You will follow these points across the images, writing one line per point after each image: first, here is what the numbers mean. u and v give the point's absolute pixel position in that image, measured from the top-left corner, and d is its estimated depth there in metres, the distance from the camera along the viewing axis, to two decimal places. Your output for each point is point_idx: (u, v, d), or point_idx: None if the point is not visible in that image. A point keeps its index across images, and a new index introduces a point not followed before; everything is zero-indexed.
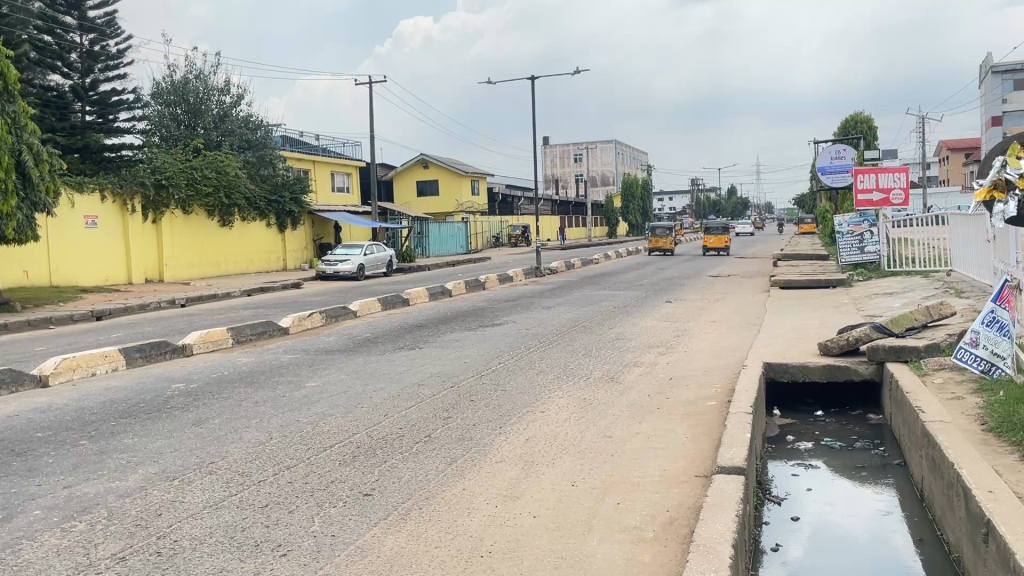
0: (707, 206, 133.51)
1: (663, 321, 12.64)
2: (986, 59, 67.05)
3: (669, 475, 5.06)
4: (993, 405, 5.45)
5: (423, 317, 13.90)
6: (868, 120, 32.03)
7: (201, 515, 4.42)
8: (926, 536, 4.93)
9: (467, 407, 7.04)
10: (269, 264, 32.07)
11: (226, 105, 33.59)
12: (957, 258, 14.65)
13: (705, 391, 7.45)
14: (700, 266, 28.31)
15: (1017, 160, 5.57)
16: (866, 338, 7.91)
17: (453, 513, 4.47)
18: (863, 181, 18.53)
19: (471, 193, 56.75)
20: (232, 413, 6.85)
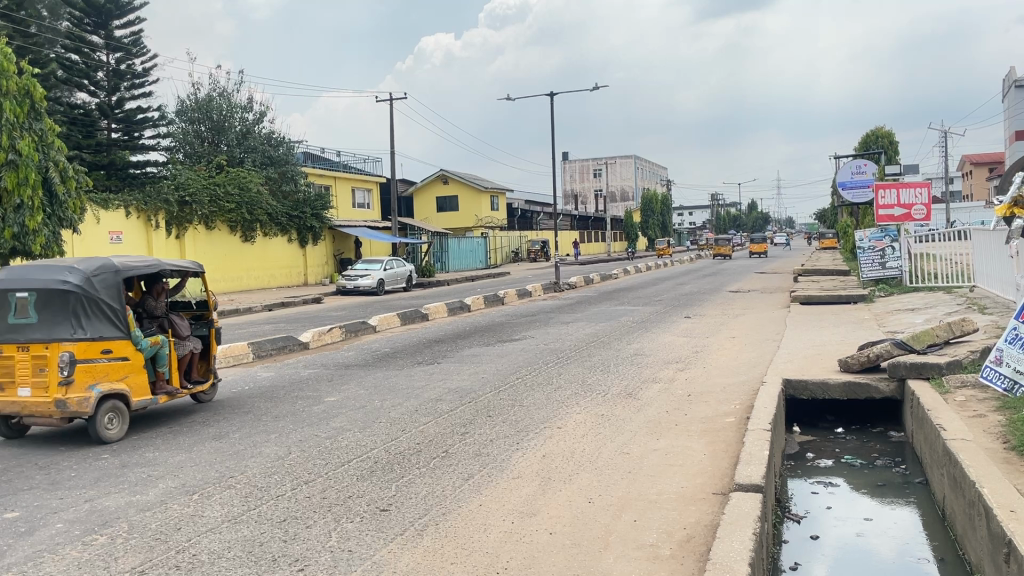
0: (727, 222, 133.19)
1: (681, 337, 12.59)
2: (1009, 72, 66.16)
3: (686, 493, 5.03)
4: (1015, 423, 5.41)
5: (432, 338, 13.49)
6: (889, 135, 31.83)
7: (220, 529, 4.46)
8: (948, 556, 4.87)
9: (485, 422, 7.06)
10: (290, 279, 32.29)
11: (249, 122, 33.98)
12: (980, 272, 14.51)
13: (724, 408, 7.42)
14: (721, 280, 28.15)
15: None
16: (887, 354, 7.83)
17: (470, 529, 4.48)
18: (884, 197, 18.42)
19: (490, 208, 56.86)
20: (250, 427, 6.92)
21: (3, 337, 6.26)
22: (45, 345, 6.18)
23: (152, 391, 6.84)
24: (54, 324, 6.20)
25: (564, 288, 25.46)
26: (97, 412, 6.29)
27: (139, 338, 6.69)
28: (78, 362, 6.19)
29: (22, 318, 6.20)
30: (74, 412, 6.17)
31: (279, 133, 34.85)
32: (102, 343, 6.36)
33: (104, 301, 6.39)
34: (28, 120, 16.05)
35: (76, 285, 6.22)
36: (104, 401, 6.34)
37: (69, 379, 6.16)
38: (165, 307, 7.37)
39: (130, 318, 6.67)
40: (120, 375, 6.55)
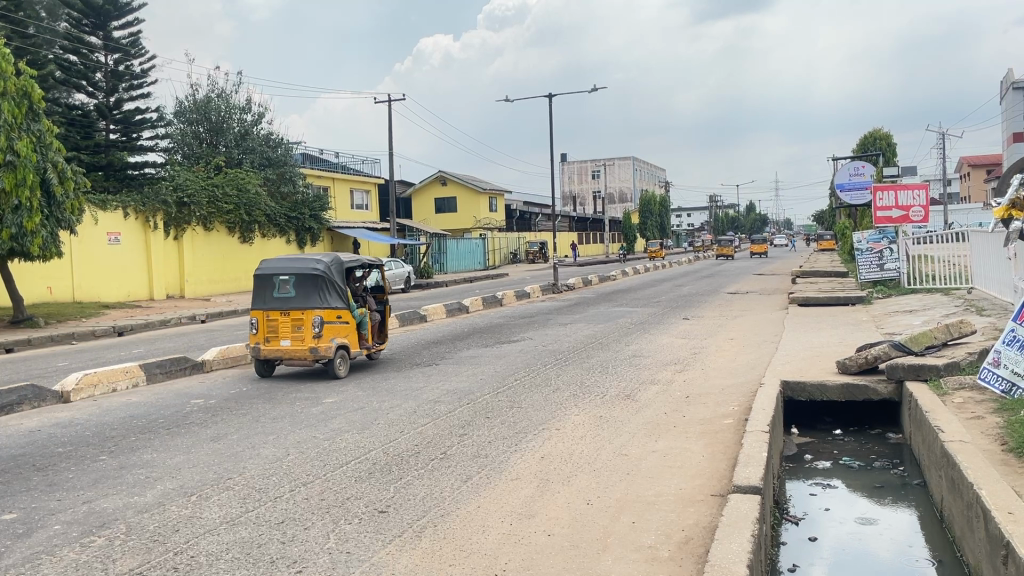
0: (725, 224, 133.32)
1: (679, 339, 12.60)
2: (1007, 75, 66.21)
3: (685, 494, 5.03)
4: (1013, 425, 5.41)
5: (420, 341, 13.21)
6: (887, 137, 31.88)
7: (218, 531, 4.46)
8: (946, 557, 4.88)
9: (483, 424, 7.06)
10: None
11: (248, 123, 33.97)
12: (977, 274, 14.52)
13: (722, 409, 7.42)
14: (719, 282, 28.17)
15: None
16: (885, 355, 7.83)
17: (468, 530, 4.48)
18: (882, 198, 18.44)
19: (488, 210, 56.89)
20: (248, 429, 6.91)
21: (271, 306, 9.29)
22: (302, 310, 9.20)
23: (362, 344, 9.80)
24: (307, 298, 9.17)
25: (562, 290, 25.47)
26: (334, 356, 9.24)
27: (353, 308, 9.61)
28: (324, 321, 9.16)
29: (285, 293, 9.20)
30: (320, 356, 9.16)
31: (278, 135, 34.83)
32: (336, 309, 9.34)
33: (336, 281, 9.32)
34: (26, 121, 16.06)
35: (324, 269, 9.11)
36: (338, 348, 9.30)
37: (318, 332, 9.13)
38: (364, 288, 10.32)
39: (348, 294, 9.61)
40: (344, 332, 9.52)
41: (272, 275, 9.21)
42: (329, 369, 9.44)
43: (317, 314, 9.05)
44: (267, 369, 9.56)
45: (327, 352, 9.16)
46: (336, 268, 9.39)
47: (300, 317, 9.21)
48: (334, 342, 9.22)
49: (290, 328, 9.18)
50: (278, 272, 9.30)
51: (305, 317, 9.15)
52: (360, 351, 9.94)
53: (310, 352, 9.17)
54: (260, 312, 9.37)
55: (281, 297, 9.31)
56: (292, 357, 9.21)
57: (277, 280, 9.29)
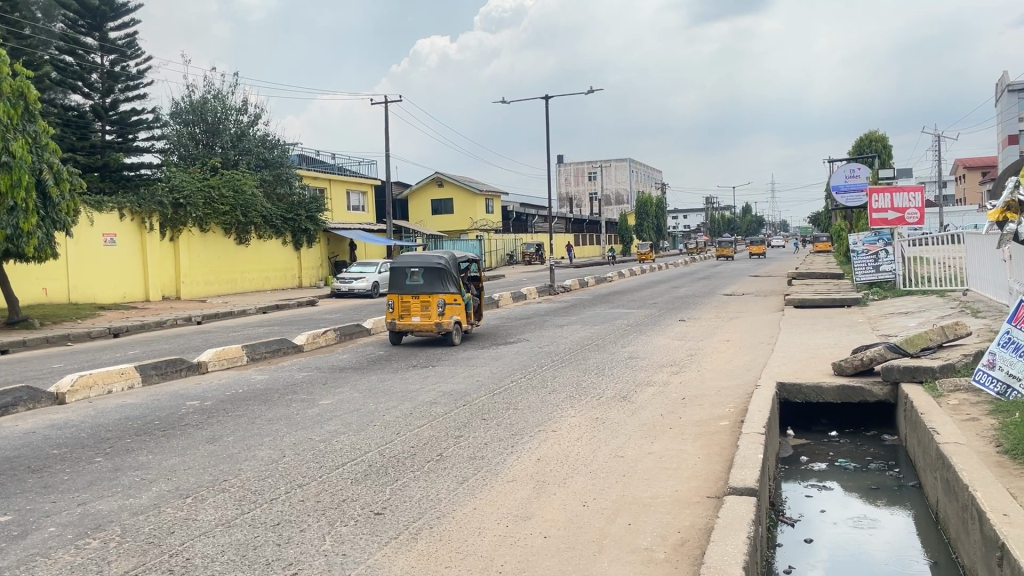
0: (721, 225, 133.53)
1: (676, 340, 12.62)
2: (1002, 77, 66.55)
3: (681, 496, 5.04)
4: (1008, 427, 5.43)
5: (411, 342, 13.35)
6: (882, 139, 31.99)
7: (213, 533, 4.44)
8: (941, 559, 4.89)
9: (479, 425, 7.06)
10: (284, 281, 32.26)
11: (244, 124, 33.93)
12: (972, 276, 14.57)
13: (718, 411, 7.42)
14: (715, 284, 28.23)
15: None
16: (881, 357, 7.85)
17: (464, 533, 4.48)
18: (877, 201, 18.51)
19: (484, 211, 56.92)
20: (244, 431, 6.90)
21: (403, 290, 12.18)
22: (428, 293, 12.14)
23: (468, 320, 12.76)
24: (434, 285, 12.15)
25: (558, 291, 25.49)
26: (453, 328, 12.19)
27: (464, 292, 12.56)
28: (446, 302, 12.12)
29: (416, 281, 12.13)
30: (444, 328, 12.13)
31: (274, 136, 34.80)
32: (452, 294, 12.27)
33: (453, 272, 12.29)
34: (21, 122, 16.03)
35: (446, 261, 12.10)
36: (455, 323, 12.23)
37: (442, 310, 12.07)
38: (468, 277, 13.31)
39: (459, 282, 12.52)
40: (457, 310, 12.46)
41: (405, 268, 12.14)
42: (447, 338, 12.43)
43: (441, 297, 11.99)
44: (398, 339, 12.55)
45: (449, 325, 12.13)
46: (452, 264, 12.36)
47: (426, 299, 12.13)
48: (453, 318, 12.17)
49: (420, 306, 12.11)
50: (409, 266, 12.22)
51: (433, 298, 12.11)
52: (467, 326, 12.92)
53: (435, 326, 12.10)
54: (394, 296, 12.26)
55: (411, 284, 12.23)
56: (421, 328, 12.18)
57: (408, 271, 12.20)
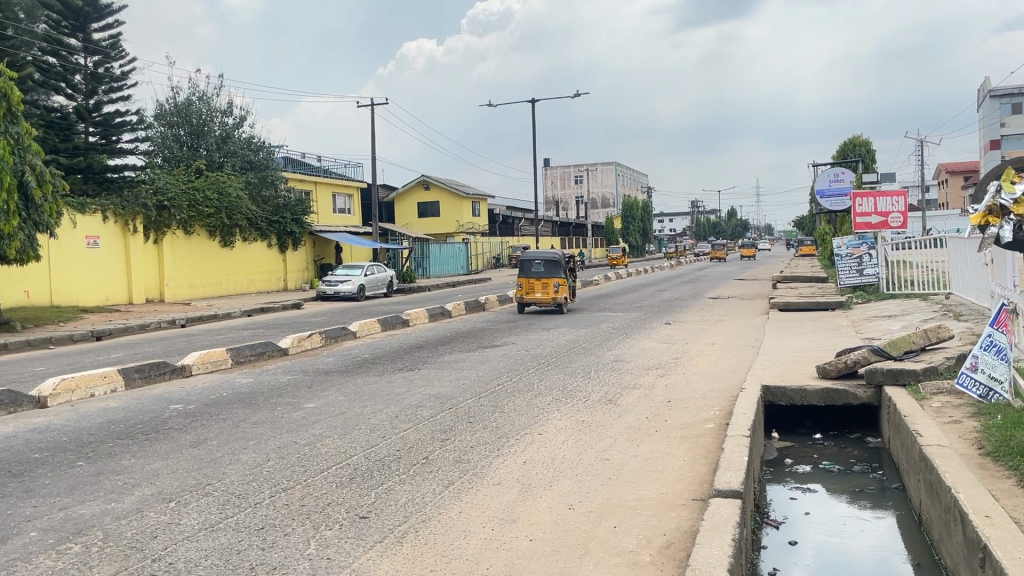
0: (706, 229, 134.31)
1: (661, 343, 12.66)
2: (984, 83, 67.29)
3: (666, 499, 5.05)
4: (989, 429, 5.49)
5: (513, 316, 18.40)
6: (866, 143, 32.21)
7: (197, 537, 4.42)
8: (924, 561, 4.91)
9: (465, 428, 7.05)
10: (269, 284, 32.11)
11: (229, 126, 33.73)
12: (955, 280, 14.68)
13: (703, 414, 7.44)
14: (700, 288, 28.35)
15: (1011, 185, 4.99)
16: (864, 360, 7.91)
17: (450, 536, 4.47)
18: (863, 205, 18.46)
19: (471, 214, 56.91)
20: (228, 434, 6.86)
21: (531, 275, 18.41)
22: (548, 277, 18.37)
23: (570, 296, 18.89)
24: (552, 271, 18.43)
25: None
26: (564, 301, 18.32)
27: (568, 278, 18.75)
28: (560, 283, 18.28)
29: (538, 269, 18.38)
30: (558, 300, 18.24)
31: (259, 138, 34.61)
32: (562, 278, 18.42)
33: (564, 264, 18.58)
34: (3, 123, 15.85)
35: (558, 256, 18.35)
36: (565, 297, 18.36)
37: (557, 287, 18.22)
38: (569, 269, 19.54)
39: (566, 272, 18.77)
40: (566, 290, 18.61)
41: (531, 261, 18.45)
42: (559, 308, 18.54)
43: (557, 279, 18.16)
44: (524, 308, 18.74)
45: (562, 299, 18.25)
46: (563, 259, 18.65)
47: (546, 282, 18.31)
48: (564, 294, 18.23)
49: (541, 285, 18.27)
50: (534, 259, 18.56)
51: (550, 280, 18.36)
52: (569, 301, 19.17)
53: (552, 299, 18.24)
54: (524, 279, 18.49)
55: (535, 272, 18.49)
56: (542, 299, 18.32)
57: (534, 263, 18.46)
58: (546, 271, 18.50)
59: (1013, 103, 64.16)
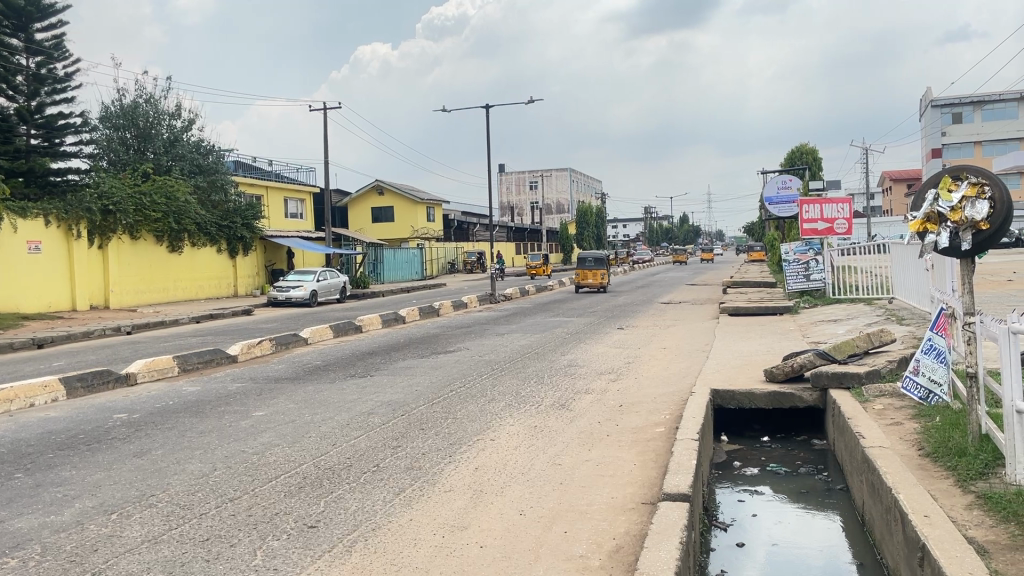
0: (659, 236, 135.84)
1: (614, 348, 12.77)
2: (926, 93, 69.29)
3: (615, 503, 5.08)
4: (929, 430, 5.64)
5: (468, 321, 18.42)
6: (812, 151, 32.96)
7: (139, 550, 4.31)
8: (867, 561, 5.02)
9: (417, 435, 7.01)
10: (218, 290, 31.58)
11: (177, 130, 32.99)
12: (897, 285, 15.05)
13: (654, 418, 7.52)
14: (653, 293, 28.63)
15: (949, 192, 5.10)
16: (811, 364, 8.04)
17: (399, 544, 4.43)
18: (808, 211, 18.97)
19: (425, 219, 56.73)
20: (174, 443, 6.72)
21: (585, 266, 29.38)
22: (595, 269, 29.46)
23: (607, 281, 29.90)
24: (599, 265, 29.80)
25: (498, 299, 25.48)
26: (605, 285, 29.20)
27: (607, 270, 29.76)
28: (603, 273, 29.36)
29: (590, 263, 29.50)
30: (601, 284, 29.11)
31: (208, 142, 33.95)
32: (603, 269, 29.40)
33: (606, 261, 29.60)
34: None
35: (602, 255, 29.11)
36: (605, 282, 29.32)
37: (602, 275, 29.37)
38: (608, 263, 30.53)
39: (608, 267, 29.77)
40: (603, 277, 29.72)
41: (586, 259, 29.49)
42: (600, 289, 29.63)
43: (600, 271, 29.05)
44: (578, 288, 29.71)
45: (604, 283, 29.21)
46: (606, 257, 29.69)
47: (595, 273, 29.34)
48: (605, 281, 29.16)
49: (592, 273, 29.59)
50: (587, 257, 29.63)
51: (598, 271, 29.50)
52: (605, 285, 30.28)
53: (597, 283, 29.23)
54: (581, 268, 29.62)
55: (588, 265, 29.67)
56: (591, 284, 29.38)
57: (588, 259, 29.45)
58: (594, 265, 29.85)
59: (953, 113, 66.15)
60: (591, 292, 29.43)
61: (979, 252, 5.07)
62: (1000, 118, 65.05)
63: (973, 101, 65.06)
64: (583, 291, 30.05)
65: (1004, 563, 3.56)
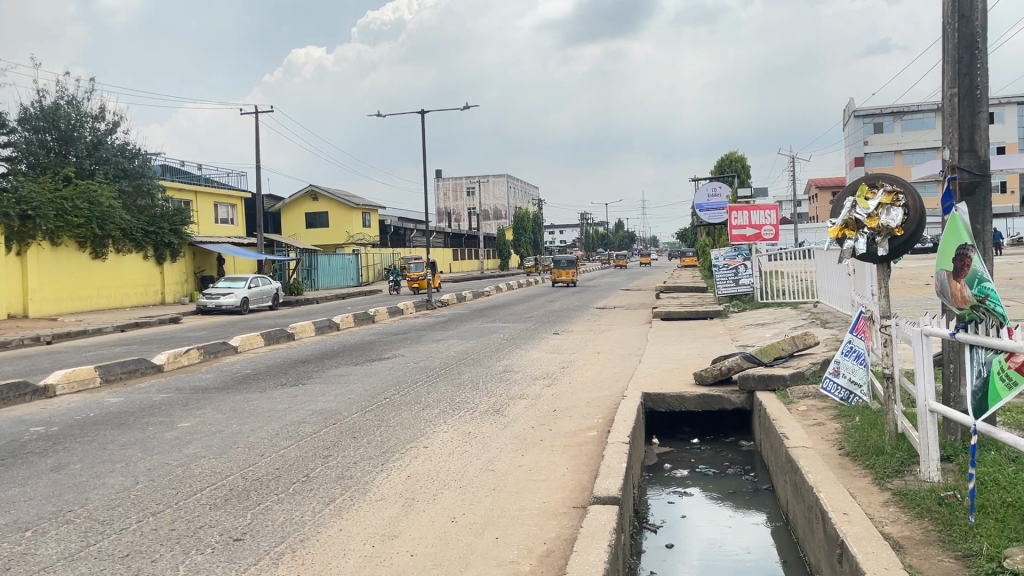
0: (595, 241, 137.56)
1: (549, 353, 12.87)
2: (849, 104, 71.77)
3: (547, 508, 5.11)
4: (849, 430, 5.83)
5: (404, 327, 18.34)
6: (741, 158, 33.75)
7: (55, 568, 4.15)
8: (791, 558, 5.15)
9: (348, 444, 6.92)
10: (144, 298, 30.70)
11: (100, 132, 31.68)
12: (822, 290, 15.52)
13: (586, 422, 7.58)
14: (589, 298, 28.95)
15: (865, 200, 5.30)
16: (738, 366, 8.23)
17: (327, 555, 4.37)
18: (737, 218, 19.38)
19: (360, 225, 56.27)
20: (93, 457, 6.49)
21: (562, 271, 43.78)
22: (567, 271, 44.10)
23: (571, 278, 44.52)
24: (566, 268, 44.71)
25: (434, 306, 25.38)
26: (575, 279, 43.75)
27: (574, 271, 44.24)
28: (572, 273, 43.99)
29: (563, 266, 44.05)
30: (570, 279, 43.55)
31: (133, 146, 32.85)
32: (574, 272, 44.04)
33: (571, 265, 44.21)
34: None
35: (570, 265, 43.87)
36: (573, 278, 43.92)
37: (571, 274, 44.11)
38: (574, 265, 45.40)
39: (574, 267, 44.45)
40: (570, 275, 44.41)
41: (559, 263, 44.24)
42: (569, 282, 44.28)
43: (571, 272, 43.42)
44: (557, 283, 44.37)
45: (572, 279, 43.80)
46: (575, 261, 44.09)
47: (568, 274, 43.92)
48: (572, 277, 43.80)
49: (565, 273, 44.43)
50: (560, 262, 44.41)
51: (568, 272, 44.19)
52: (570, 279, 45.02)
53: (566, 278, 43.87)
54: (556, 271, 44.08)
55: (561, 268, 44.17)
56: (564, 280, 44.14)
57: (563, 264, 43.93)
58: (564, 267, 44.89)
59: (874, 123, 68.63)
60: (530, 296, 31.29)
61: (895, 257, 5.27)
62: (919, 128, 67.76)
63: (893, 112, 67.60)
64: (559, 284, 45.13)
65: (917, 559, 3.69)
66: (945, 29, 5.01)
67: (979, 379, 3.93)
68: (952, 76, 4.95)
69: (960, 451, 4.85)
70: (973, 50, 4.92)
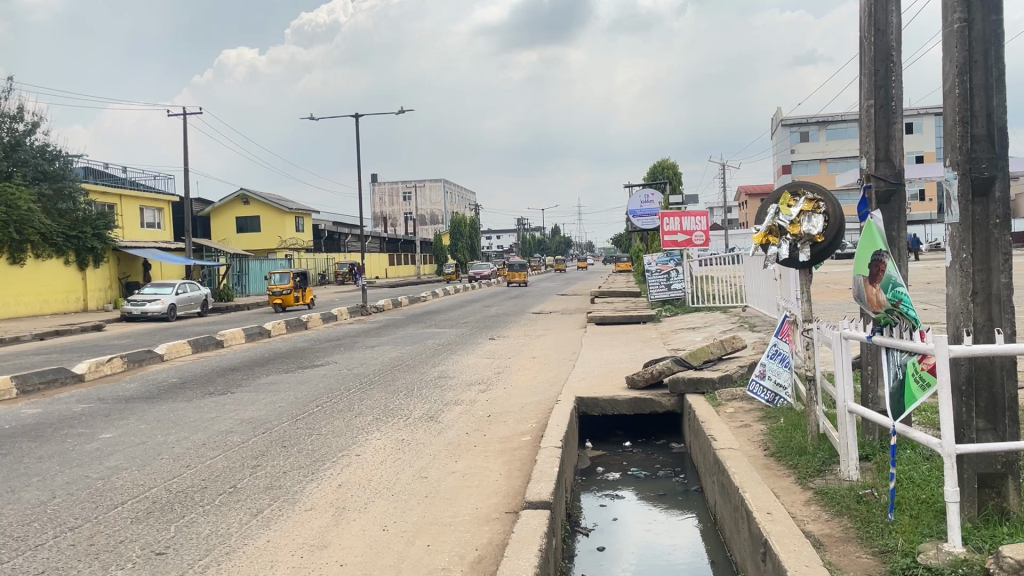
0: (531, 247, 138.28)
1: (484, 358, 12.87)
2: (777, 113, 73.71)
3: (479, 514, 5.10)
4: (775, 432, 5.98)
5: (337, 334, 18.13)
6: (673, 166, 34.35)
7: None
8: (718, 558, 5.26)
9: (278, 453, 6.79)
10: (65, 305, 29.62)
11: (19, 133, 29.62)
12: (750, 294, 15.92)
13: (521, 428, 7.61)
14: (524, 302, 29.09)
15: (788, 207, 5.40)
16: (669, 370, 8.36)
17: (254, 568, 4.27)
18: (668, 224, 19.81)
19: (293, 230, 55.37)
20: (8, 471, 6.22)
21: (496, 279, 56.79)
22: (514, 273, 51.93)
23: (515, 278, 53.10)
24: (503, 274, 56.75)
25: (369, 312, 25.11)
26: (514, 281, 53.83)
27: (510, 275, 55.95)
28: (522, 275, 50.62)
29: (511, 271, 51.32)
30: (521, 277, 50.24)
31: (54, 147, 31.07)
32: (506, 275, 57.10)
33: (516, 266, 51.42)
34: None
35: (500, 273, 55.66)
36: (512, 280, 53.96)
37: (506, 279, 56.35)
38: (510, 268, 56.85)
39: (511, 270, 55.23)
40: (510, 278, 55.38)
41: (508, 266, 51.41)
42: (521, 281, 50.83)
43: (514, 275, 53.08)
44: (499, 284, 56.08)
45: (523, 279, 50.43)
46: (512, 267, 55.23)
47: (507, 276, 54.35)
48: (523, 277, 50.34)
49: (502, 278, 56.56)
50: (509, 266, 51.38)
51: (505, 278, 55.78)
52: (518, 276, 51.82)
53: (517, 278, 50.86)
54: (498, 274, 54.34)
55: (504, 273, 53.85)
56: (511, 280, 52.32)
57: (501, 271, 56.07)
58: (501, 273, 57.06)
59: (800, 132, 70.61)
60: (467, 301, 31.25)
61: (815, 262, 5.46)
62: (843, 137, 69.97)
63: (817, 121, 69.68)
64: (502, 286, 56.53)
65: (836, 556, 3.80)
66: (862, 42, 5.18)
67: (895, 381, 4.09)
68: (869, 88, 5.15)
69: (877, 450, 5.03)
70: (888, 63, 5.11)
